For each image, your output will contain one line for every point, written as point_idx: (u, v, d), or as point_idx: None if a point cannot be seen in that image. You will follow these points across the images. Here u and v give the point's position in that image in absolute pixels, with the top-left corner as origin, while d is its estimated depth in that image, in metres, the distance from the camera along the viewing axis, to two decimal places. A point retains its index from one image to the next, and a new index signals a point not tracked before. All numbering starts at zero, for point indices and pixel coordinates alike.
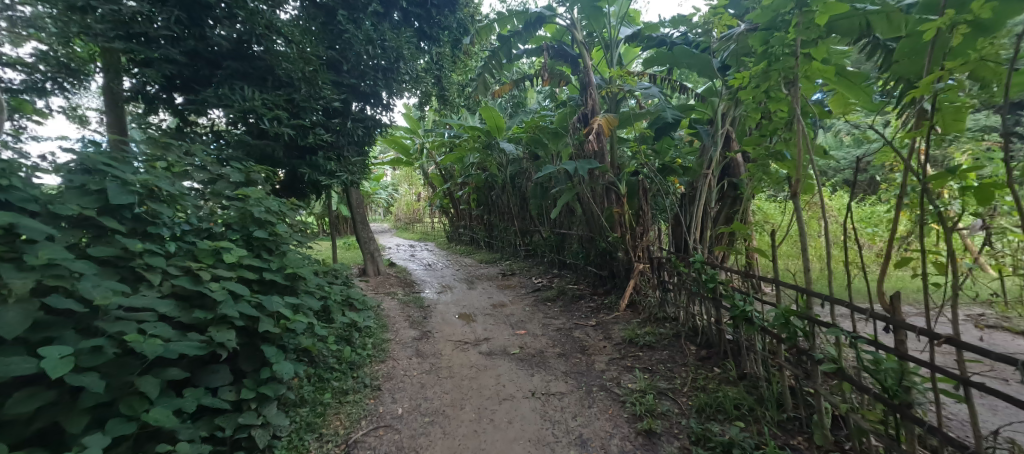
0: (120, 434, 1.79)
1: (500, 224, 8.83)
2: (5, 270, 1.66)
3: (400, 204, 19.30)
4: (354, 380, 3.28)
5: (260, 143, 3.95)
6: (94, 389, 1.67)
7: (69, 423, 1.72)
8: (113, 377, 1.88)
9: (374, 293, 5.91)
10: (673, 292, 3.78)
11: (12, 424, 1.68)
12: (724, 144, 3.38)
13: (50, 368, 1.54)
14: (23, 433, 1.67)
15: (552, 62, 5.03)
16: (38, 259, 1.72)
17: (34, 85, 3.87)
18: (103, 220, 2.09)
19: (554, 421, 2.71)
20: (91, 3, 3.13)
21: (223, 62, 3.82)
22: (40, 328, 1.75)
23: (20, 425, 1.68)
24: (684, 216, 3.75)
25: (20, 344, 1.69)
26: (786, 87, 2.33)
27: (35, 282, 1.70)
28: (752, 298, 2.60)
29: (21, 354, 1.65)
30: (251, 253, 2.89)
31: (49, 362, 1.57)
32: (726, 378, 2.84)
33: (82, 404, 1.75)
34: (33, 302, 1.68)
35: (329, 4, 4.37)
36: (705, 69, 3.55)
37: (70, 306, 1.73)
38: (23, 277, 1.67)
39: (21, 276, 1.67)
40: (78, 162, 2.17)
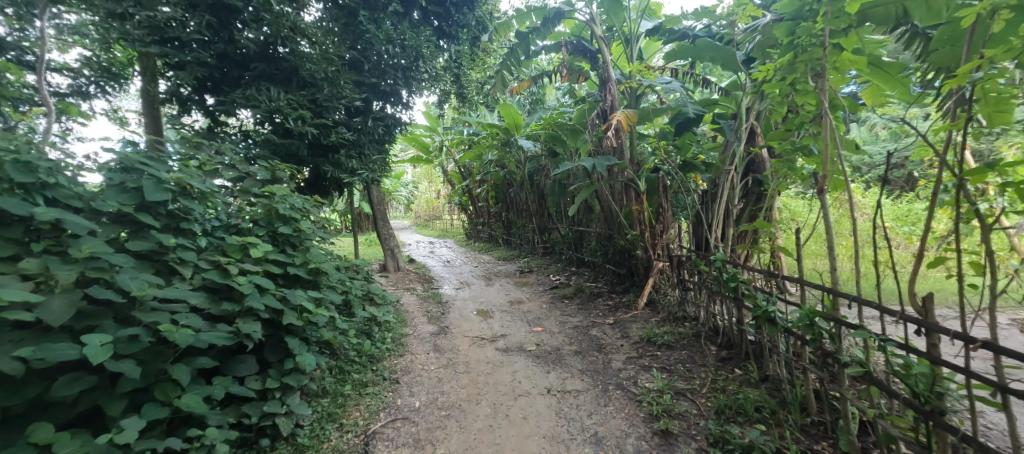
0: (155, 418, 1.89)
1: (518, 222, 8.81)
2: (52, 261, 1.77)
3: (420, 201, 19.60)
4: (374, 373, 3.36)
5: (285, 142, 4.08)
6: (131, 376, 1.77)
7: (109, 407, 1.82)
8: (148, 364, 1.97)
9: (394, 289, 6.03)
10: (693, 291, 3.70)
11: (57, 406, 1.79)
12: (747, 140, 3.29)
13: (92, 355, 1.64)
14: (67, 415, 1.78)
15: (572, 59, 4.98)
16: (81, 253, 1.83)
17: (78, 90, 4.17)
18: (140, 216, 2.21)
19: (569, 418, 2.70)
20: (129, 10, 3.29)
21: (250, 63, 3.97)
22: (82, 317, 1.85)
23: (65, 407, 1.79)
24: (705, 214, 3.68)
25: (65, 331, 1.79)
26: (813, 80, 2.22)
27: (79, 274, 1.81)
28: (776, 298, 2.52)
29: (65, 342, 1.75)
30: (276, 248, 2.97)
31: (91, 349, 1.67)
32: (747, 380, 2.76)
33: (120, 390, 1.85)
34: (77, 293, 1.77)
35: (350, 5, 4.37)
36: (728, 62, 3.48)
37: (109, 296, 1.83)
38: (68, 269, 1.78)
39: (66, 269, 1.78)
40: (117, 161, 2.29)
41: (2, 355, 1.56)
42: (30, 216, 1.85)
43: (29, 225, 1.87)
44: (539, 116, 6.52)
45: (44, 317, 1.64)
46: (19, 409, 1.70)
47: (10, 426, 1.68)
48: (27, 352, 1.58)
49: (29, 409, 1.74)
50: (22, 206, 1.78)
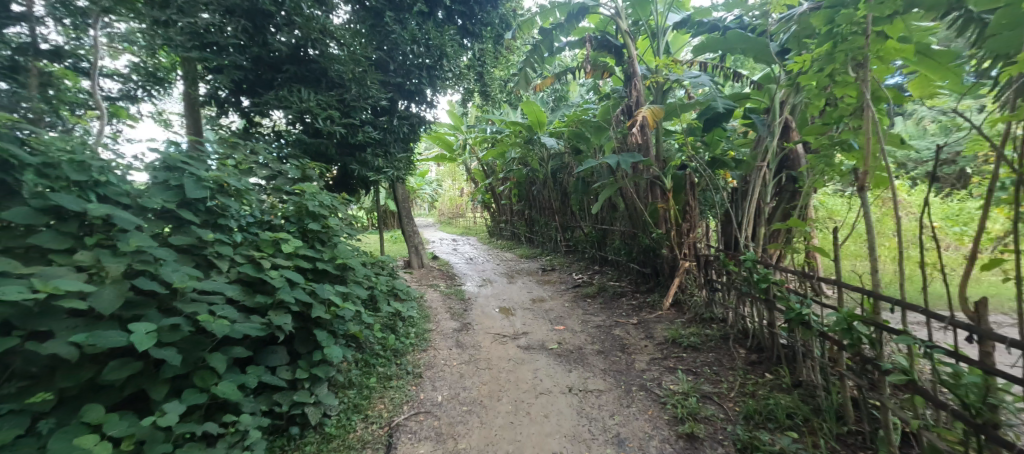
0: (194, 402, 1.98)
1: (541, 220, 8.76)
2: (103, 253, 1.88)
3: (444, 199, 19.81)
4: (397, 367, 3.41)
5: (315, 141, 4.21)
6: (172, 363, 1.85)
7: (153, 391, 1.92)
8: (188, 352, 2.06)
9: (418, 285, 6.11)
10: (721, 292, 3.57)
11: (107, 389, 1.88)
12: (780, 135, 3.16)
13: (138, 342, 1.73)
14: (116, 398, 1.87)
15: (596, 54, 4.89)
16: (129, 246, 1.93)
17: (128, 94, 4.42)
18: (181, 213, 2.32)
19: (591, 418, 2.66)
20: (172, 17, 3.48)
21: (283, 66, 4.11)
22: (130, 306, 1.95)
23: (114, 390, 1.88)
24: (735, 213, 3.55)
25: (114, 319, 1.89)
26: (854, 70, 2.09)
27: (126, 266, 1.91)
28: (810, 300, 2.39)
29: (115, 329, 1.84)
30: (306, 243, 3.07)
31: (137, 336, 1.76)
32: (778, 385, 2.64)
33: (163, 376, 1.95)
34: (125, 283, 1.87)
35: (377, 6, 4.48)
36: (761, 53, 3.34)
37: (153, 287, 1.92)
38: (117, 261, 1.88)
39: (115, 261, 1.88)
40: (161, 160, 2.40)
41: (58, 340, 1.65)
42: (83, 212, 1.93)
43: (83, 220, 1.97)
44: (563, 113, 6.47)
45: (96, 305, 1.73)
46: (73, 391, 1.79)
47: (65, 406, 1.77)
48: (80, 337, 1.66)
49: (82, 391, 1.83)
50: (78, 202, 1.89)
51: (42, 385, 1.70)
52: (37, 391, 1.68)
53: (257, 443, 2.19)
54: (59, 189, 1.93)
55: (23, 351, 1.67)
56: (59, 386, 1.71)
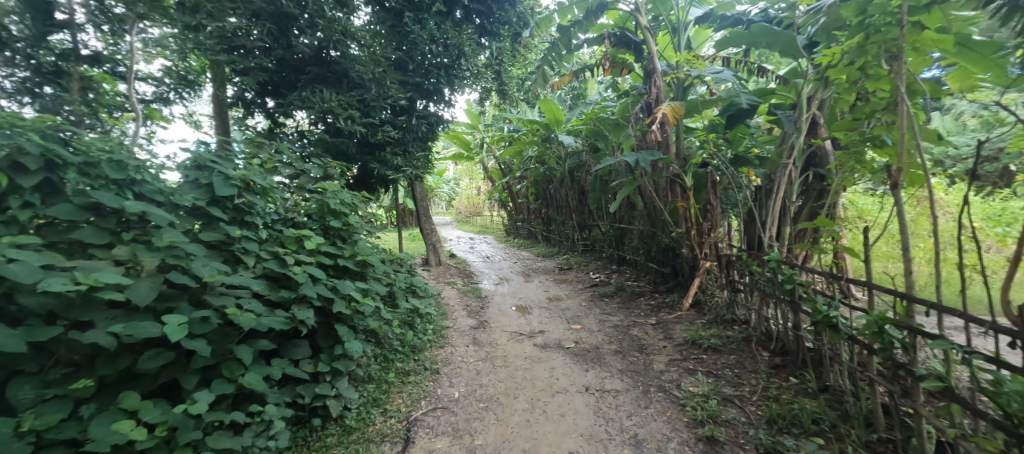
0: (223, 392, 2.04)
1: (558, 219, 8.72)
2: (139, 248, 1.95)
3: (461, 198, 19.95)
4: (415, 362, 3.44)
5: (337, 140, 4.30)
6: (202, 354, 1.91)
7: (184, 380, 1.98)
8: (217, 343, 2.13)
9: (435, 283, 6.17)
10: (743, 293, 3.47)
11: (142, 377, 1.95)
12: (807, 131, 3.05)
13: (170, 333, 1.78)
14: (151, 386, 1.94)
15: (615, 51, 4.83)
16: (162, 242, 1.99)
17: (161, 96, 4.61)
18: (210, 210, 2.39)
19: (608, 418, 2.63)
20: (202, 22, 3.61)
21: (306, 67, 4.20)
22: (163, 299, 2.02)
23: (149, 378, 1.95)
24: (759, 211, 3.45)
25: (149, 311, 1.95)
26: (888, 63, 2.00)
27: (160, 260, 1.98)
28: (839, 302, 2.30)
29: (150, 320, 1.91)
30: (328, 240, 3.12)
31: (169, 327, 1.81)
32: (803, 389, 2.55)
33: (194, 366, 2.01)
34: (159, 277, 1.93)
35: (396, 7, 4.56)
36: (787, 47, 3.25)
37: (185, 281, 1.98)
38: (151, 255, 1.94)
39: (150, 255, 1.95)
40: (192, 159, 2.48)
41: (97, 329, 1.72)
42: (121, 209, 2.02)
43: (121, 217, 2.06)
44: (581, 111, 6.43)
45: (132, 297, 1.79)
46: (112, 378, 1.85)
47: (104, 393, 1.83)
48: (118, 327, 1.73)
49: (119, 378, 1.89)
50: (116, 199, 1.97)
51: (83, 372, 1.77)
52: (78, 377, 1.75)
53: (281, 433, 2.25)
54: (99, 187, 2.02)
55: (66, 339, 1.74)
56: (99, 373, 1.77)
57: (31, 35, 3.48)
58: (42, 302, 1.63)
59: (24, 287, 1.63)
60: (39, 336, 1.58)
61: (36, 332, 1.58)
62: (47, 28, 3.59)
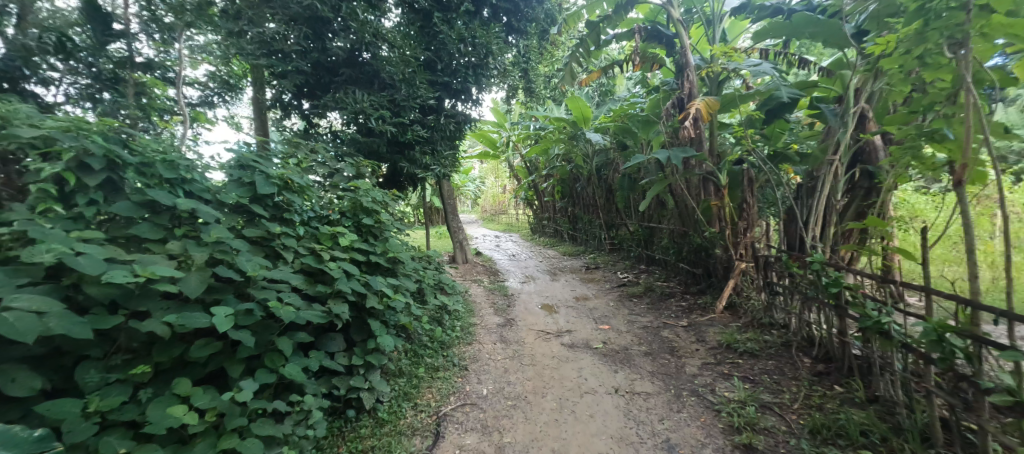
0: (265, 381, 2.11)
1: (585, 217, 8.62)
2: (189, 243, 2.04)
3: (487, 196, 20.06)
4: (444, 358, 3.47)
5: (368, 140, 4.38)
6: (247, 344, 1.97)
7: (230, 369, 2.06)
8: (260, 334, 2.20)
9: (462, 280, 6.22)
10: (782, 296, 3.32)
11: (193, 364, 2.03)
12: (854, 126, 2.88)
13: (218, 324, 1.85)
14: (201, 373, 2.03)
15: (645, 46, 4.70)
16: (210, 237, 2.08)
17: (206, 100, 4.85)
18: (252, 207, 2.48)
19: (639, 421, 2.57)
20: (244, 28, 3.78)
21: (339, 69, 4.31)
22: (212, 291, 2.11)
23: (199, 366, 2.04)
24: (800, 210, 3.29)
25: (198, 302, 2.04)
26: (950, 51, 1.85)
27: (209, 255, 2.06)
28: (891, 308, 2.16)
29: (200, 311, 1.99)
30: (360, 237, 3.18)
31: (218, 318, 1.88)
32: (850, 399, 2.41)
33: (240, 356, 2.08)
34: (207, 270, 2.01)
35: (426, 8, 4.62)
36: (832, 37, 3.08)
37: (231, 275, 2.06)
38: (201, 250, 2.03)
39: (200, 250, 2.03)
40: (235, 160, 2.58)
41: (153, 319, 1.80)
42: (174, 206, 2.12)
43: (173, 213, 2.16)
44: (609, 108, 6.33)
45: (184, 289, 1.87)
46: (166, 365, 1.94)
47: (159, 379, 1.92)
48: (172, 318, 1.80)
49: (172, 365, 1.98)
50: (170, 197, 2.07)
51: (141, 359, 1.86)
52: (137, 363, 1.84)
53: (319, 423, 2.30)
54: (153, 185, 2.12)
55: (126, 328, 1.83)
56: (155, 360, 1.86)
57: (93, 45, 3.73)
58: (105, 292, 1.71)
59: (89, 278, 1.70)
60: (104, 324, 1.66)
61: (100, 320, 1.66)
62: (106, 38, 3.87)
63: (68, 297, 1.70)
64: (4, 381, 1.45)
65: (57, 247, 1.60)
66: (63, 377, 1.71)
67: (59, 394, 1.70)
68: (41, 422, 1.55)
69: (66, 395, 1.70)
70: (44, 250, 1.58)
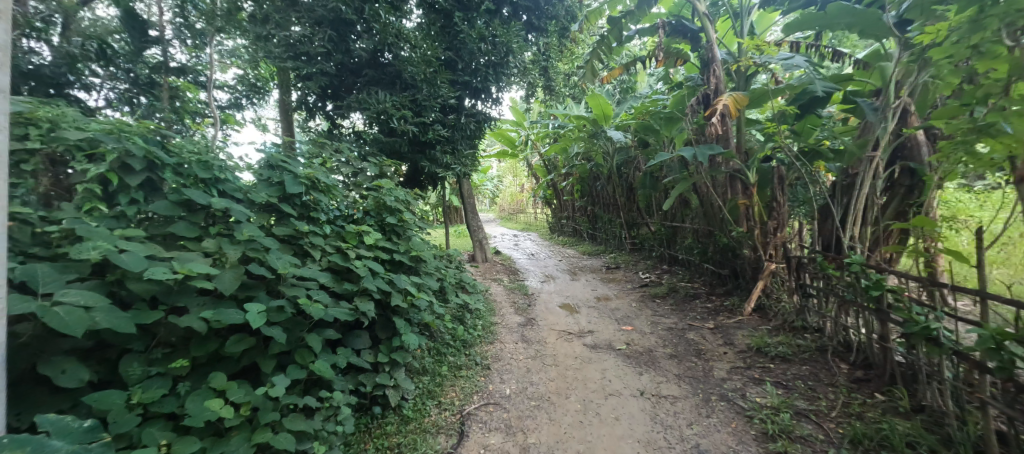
0: (296, 377, 2.13)
1: (605, 216, 8.52)
2: (223, 241, 2.08)
3: (505, 195, 20.08)
4: (466, 357, 3.47)
5: (390, 140, 4.42)
6: (279, 340, 2.00)
7: (263, 364, 2.10)
8: (291, 331, 2.23)
9: (482, 279, 6.23)
10: (816, 298, 3.20)
11: (228, 359, 2.08)
12: (896, 120, 2.75)
13: (252, 320, 1.88)
14: (235, 368, 2.07)
15: (669, 41, 4.60)
16: (243, 235, 2.12)
17: (235, 102, 5.04)
18: (282, 207, 2.52)
19: (666, 425, 2.51)
20: (271, 32, 3.90)
21: (362, 70, 4.36)
22: (245, 288, 2.15)
23: (233, 361, 2.08)
24: (836, 209, 3.15)
25: (232, 299, 2.08)
26: (1008, 38, 1.74)
27: (242, 253, 2.10)
28: (941, 312, 2.05)
29: (234, 307, 2.03)
30: (384, 236, 3.21)
31: (251, 315, 1.91)
32: (893, 408, 2.30)
33: (271, 351, 2.12)
34: (241, 268, 2.04)
35: (446, 8, 4.63)
36: (872, 27, 2.94)
37: (263, 272, 2.09)
38: (234, 248, 2.07)
39: (233, 247, 2.07)
40: (264, 160, 2.64)
41: (191, 314, 1.84)
42: (208, 205, 2.17)
43: (208, 212, 2.21)
44: (631, 105, 6.24)
45: (219, 285, 1.90)
46: (203, 359, 1.99)
47: (196, 372, 1.97)
48: (208, 313, 1.84)
49: (209, 360, 2.03)
50: (204, 196, 2.12)
51: (179, 353, 1.91)
52: (176, 357, 1.89)
53: (348, 419, 2.32)
54: (189, 185, 2.18)
55: (165, 323, 1.88)
56: (192, 354, 1.90)
57: (131, 51, 3.86)
58: (146, 288, 1.77)
59: (132, 275, 1.76)
60: (146, 318, 1.69)
61: (142, 315, 1.71)
62: (142, 44, 4.00)
63: (112, 293, 1.76)
64: (55, 372, 1.51)
65: (102, 244, 1.65)
66: (108, 369, 1.77)
67: (104, 385, 1.76)
68: (89, 413, 1.61)
69: (111, 386, 1.76)
70: (90, 248, 1.63)
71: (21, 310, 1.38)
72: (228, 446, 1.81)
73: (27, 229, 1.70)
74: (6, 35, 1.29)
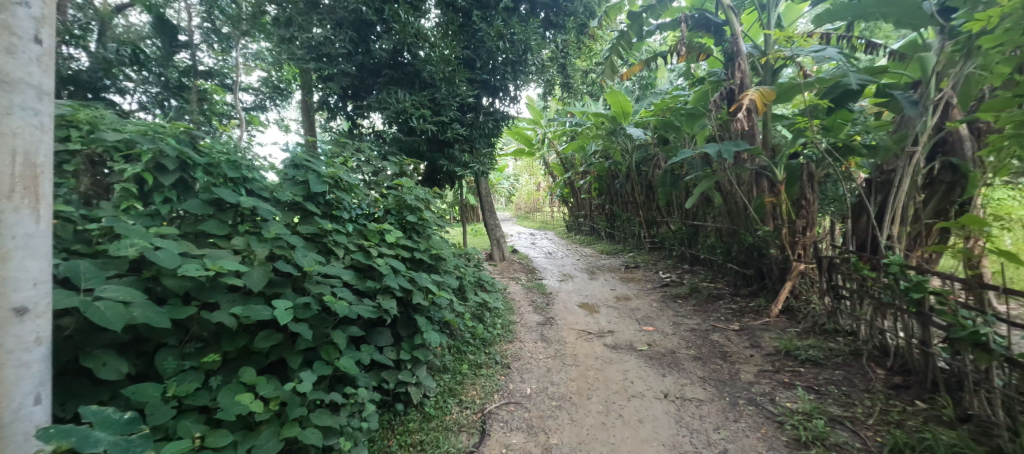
0: (322, 373, 2.16)
1: (624, 215, 8.40)
2: (251, 239, 2.12)
3: (521, 194, 20.05)
4: (486, 356, 3.47)
5: (410, 139, 4.44)
6: (305, 337, 2.02)
7: (290, 360, 2.13)
8: (317, 328, 2.26)
9: (500, 278, 6.22)
10: (849, 300, 3.07)
11: (257, 354, 2.11)
12: (938, 114, 2.62)
13: (280, 317, 1.90)
14: (264, 363, 2.10)
15: (692, 35, 4.50)
16: (270, 233, 2.15)
17: (259, 104, 5.16)
18: (307, 205, 2.55)
19: (692, 429, 2.45)
20: (294, 35, 3.97)
21: (382, 71, 4.38)
22: (273, 285, 2.18)
23: (262, 356, 2.12)
24: (871, 207, 3.03)
25: (260, 295, 2.12)
26: None
27: (269, 250, 2.13)
28: (990, 316, 1.94)
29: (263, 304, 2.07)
30: (405, 234, 3.23)
31: (279, 311, 1.93)
32: (936, 416, 2.19)
33: (298, 347, 2.14)
34: (268, 265, 2.08)
35: (464, 6, 4.61)
36: (912, 16, 2.80)
37: (289, 270, 2.12)
38: (262, 246, 2.10)
39: (261, 245, 2.11)
40: (289, 159, 2.68)
41: (222, 310, 1.88)
42: (237, 204, 2.21)
43: (236, 210, 2.25)
44: (651, 102, 6.13)
45: (248, 282, 1.94)
46: (233, 354, 2.03)
47: (227, 367, 2.01)
48: (238, 309, 1.87)
49: (238, 354, 2.07)
50: (233, 195, 2.16)
51: (211, 347, 1.95)
52: (207, 352, 1.93)
53: (372, 416, 2.34)
54: (219, 184, 2.23)
55: (198, 318, 1.92)
56: (223, 349, 1.94)
57: (162, 55, 3.99)
58: (180, 284, 1.81)
59: (166, 271, 1.80)
60: (179, 314, 1.74)
61: (177, 311, 1.75)
62: (173, 48, 4.11)
63: (148, 288, 1.81)
64: (97, 364, 1.55)
65: (139, 242, 1.70)
66: (144, 362, 1.82)
67: (141, 378, 1.81)
68: (128, 404, 1.65)
69: (148, 379, 1.81)
70: (128, 245, 1.69)
71: (65, 303, 1.43)
72: (258, 440, 1.84)
73: (69, 226, 1.76)
74: (51, 40, 1.33)
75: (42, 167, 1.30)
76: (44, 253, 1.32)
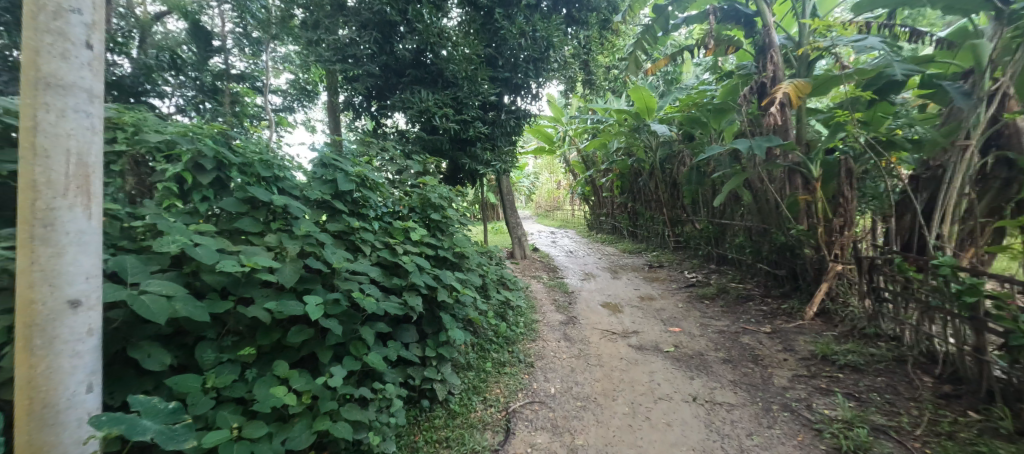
0: (352, 368, 2.18)
1: (647, 213, 8.25)
2: (284, 237, 2.16)
3: (541, 192, 19.97)
4: (509, 354, 3.46)
5: (432, 138, 4.47)
6: (336, 332, 2.04)
7: (321, 355, 2.16)
8: (346, 323, 2.29)
9: (521, 276, 6.19)
10: (892, 303, 2.92)
11: (289, 349, 2.15)
12: (994, 106, 2.45)
13: (311, 312, 1.93)
14: (296, 357, 2.14)
15: (721, 27, 4.36)
16: (302, 230, 2.19)
17: (287, 106, 5.30)
18: (335, 203, 2.59)
19: (723, 434, 2.37)
20: (321, 38, 4.03)
21: (406, 71, 4.41)
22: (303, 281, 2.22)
23: (294, 351, 2.16)
24: (917, 204, 2.86)
25: (293, 291, 2.15)
26: None
27: (300, 247, 2.17)
28: None
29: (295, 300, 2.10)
30: (429, 232, 3.24)
31: (310, 307, 1.96)
32: (993, 428, 2.05)
33: (328, 342, 2.18)
34: (300, 262, 2.11)
35: (487, 5, 4.59)
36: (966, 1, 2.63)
37: (320, 267, 2.15)
38: (294, 243, 2.14)
39: (293, 242, 2.15)
40: (317, 159, 2.72)
41: (257, 305, 1.92)
42: (270, 202, 2.26)
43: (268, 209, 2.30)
44: (676, 97, 5.98)
45: (281, 279, 1.97)
46: (267, 348, 2.07)
47: (262, 360, 2.06)
48: (272, 304, 1.91)
49: (272, 348, 2.11)
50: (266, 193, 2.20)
51: (246, 341, 2.00)
52: (243, 345, 1.98)
53: (399, 411, 2.36)
54: (252, 183, 2.28)
55: (234, 312, 1.97)
56: (258, 342, 1.99)
57: (197, 60, 4.13)
58: (218, 280, 1.86)
59: (205, 267, 1.86)
60: (218, 308, 1.78)
61: (215, 305, 1.80)
62: (207, 53, 4.24)
63: (188, 283, 1.86)
64: (142, 355, 1.61)
65: (180, 238, 1.75)
66: (185, 355, 1.88)
67: (182, 370, 1.87)
68: (170, 395, 1.71)
69: (189, 371, 1.87)
70: (170, 242, 1.74)
71: (113, 296, 1.48)
72: (291, 432, 1.87)
73: (116, 223, 1.82)
74: (100, 45, 1.36)
75: (94, 167, 1.34)
76: (96, 249, 1.36)
